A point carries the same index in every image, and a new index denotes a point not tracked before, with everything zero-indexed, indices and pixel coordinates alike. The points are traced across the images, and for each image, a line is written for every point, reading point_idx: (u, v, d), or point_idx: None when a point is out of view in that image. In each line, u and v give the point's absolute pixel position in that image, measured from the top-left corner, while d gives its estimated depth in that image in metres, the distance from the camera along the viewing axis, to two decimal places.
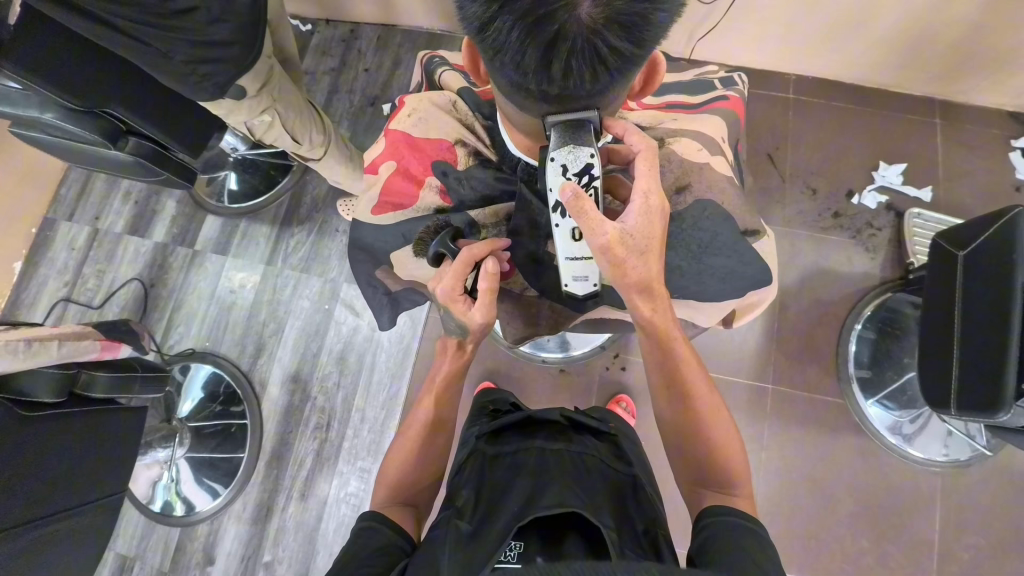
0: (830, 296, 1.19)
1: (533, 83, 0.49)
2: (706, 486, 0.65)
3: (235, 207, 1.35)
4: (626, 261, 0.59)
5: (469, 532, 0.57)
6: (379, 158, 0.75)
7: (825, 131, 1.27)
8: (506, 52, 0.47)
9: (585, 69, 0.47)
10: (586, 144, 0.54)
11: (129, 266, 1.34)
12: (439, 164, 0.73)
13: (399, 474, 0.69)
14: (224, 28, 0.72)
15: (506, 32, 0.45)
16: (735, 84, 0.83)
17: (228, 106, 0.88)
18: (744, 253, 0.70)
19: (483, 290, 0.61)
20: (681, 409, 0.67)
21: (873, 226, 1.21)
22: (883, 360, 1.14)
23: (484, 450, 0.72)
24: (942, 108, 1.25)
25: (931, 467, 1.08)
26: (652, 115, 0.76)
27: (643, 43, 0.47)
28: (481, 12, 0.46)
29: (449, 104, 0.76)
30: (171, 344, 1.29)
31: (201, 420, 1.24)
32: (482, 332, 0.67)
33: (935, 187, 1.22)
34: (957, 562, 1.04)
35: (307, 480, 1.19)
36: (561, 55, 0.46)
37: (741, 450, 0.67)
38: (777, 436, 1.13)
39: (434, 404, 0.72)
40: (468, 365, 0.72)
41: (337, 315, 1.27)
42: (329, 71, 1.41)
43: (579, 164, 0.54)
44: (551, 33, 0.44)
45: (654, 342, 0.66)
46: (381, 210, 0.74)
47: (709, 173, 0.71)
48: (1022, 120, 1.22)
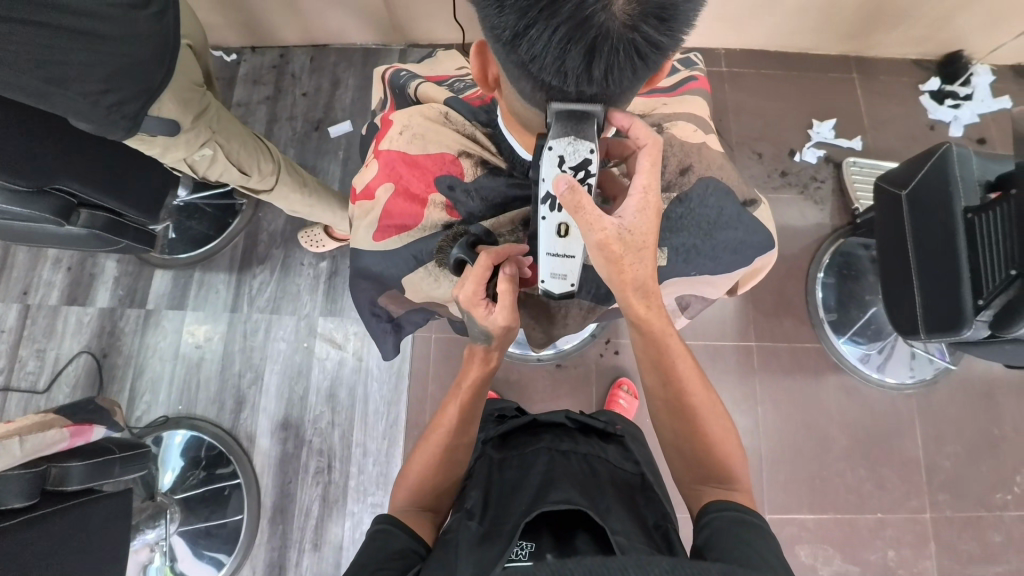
0: (792, 250, 1.27)
1: (571, 85, 0.49)
2: (707, 482, 0.63)
3: (186, 256, 1.25)
4: (623, 257, 0.59)
5: (480, 533, 0.56)
6: (375, 182, 0.73)
7: (760, 97, 1.35)
8: (543, 60, 0.46)
9: (624, 67, 0.47)
10: (586, 137, 0.53)
11: (73, 340, 1.21)
12: (444, 178, 0.72)
13: (424, 476, 0.63)
14: (135, 51, 0.67)
15: (545, 38, 0.45)
16: (694, 64, 0.86)
17: (164, 143, 0.81)
18: (748, 224, 0.73)
19: (504, 291, 0.62)
20: (678, 406, 0.65)
21: (817, 179, 1.30)
22: (847, 301, 1.23)
23: (492, 455, 0.72)
24: (857, 63, 1.36)
25: (904, 390, 1.18)
26: (644, 103, 0.78)
27: (678, 31, 0.47)
28: (517, 24, 0.45)
29: (441, 116, 0.74)
30: (139, 415, 1.18)
31: (188, 489, 1.14)
32: (505, 339, 0.65)
33: (863, 136, 1.33)
34: (942, 471, 1.14)
35: (317, 528, 1.13)
36: (602, 55, 0.46)
37: (739, 449, 0.66)
38: (768, 389, 1.19)
39: (460, 412, 0.64)
40: (493, 375, 0.66)
41: (319, 352, 1.21)
42: (265, 100, 1.35)
43: (577, 158, 0.53)
44: (592, 35, 0.44)
45: (648, 340, 0.65)
46: (384, 234, 0.72)
47: (708, 151, 0.74)
48: (925, 66, 1.35)
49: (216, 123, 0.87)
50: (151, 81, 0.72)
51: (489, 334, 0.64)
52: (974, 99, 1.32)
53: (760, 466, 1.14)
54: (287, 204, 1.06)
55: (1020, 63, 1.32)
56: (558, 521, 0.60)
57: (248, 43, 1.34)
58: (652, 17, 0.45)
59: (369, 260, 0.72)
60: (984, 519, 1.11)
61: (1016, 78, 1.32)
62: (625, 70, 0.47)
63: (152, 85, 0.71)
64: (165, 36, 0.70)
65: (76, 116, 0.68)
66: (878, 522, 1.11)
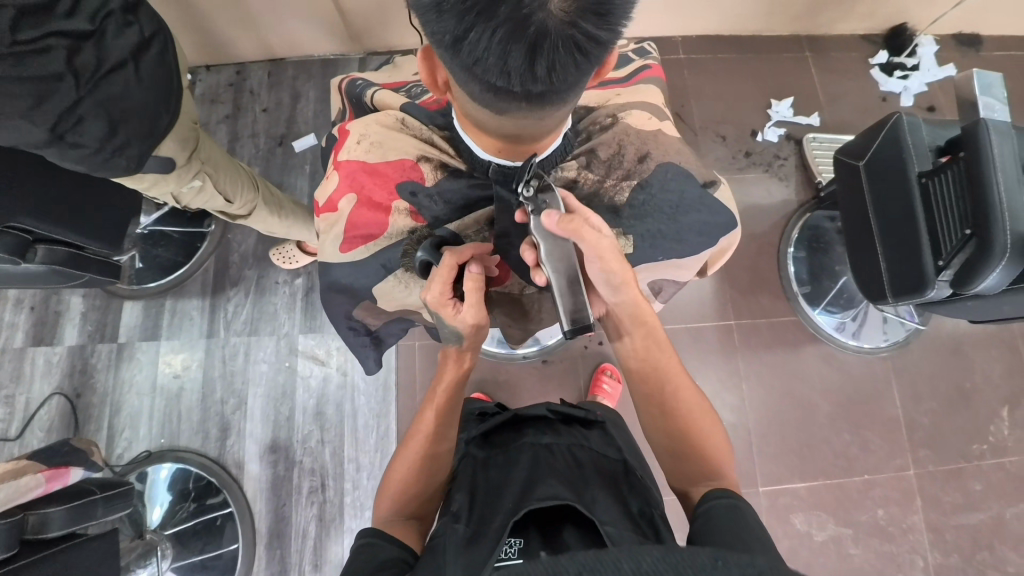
0: (763, 227, 1.30)
1: (515, 86, 0.48)
2: (699, 482, 0.64)
3: (156, 285, 1.22)
4: (624, 265, 0.63)
5: (468, 536, 0.56)
6: (337, 194, 0.72)
7: (719, 81, 1.37)
8: (487, 63, 0.46)
9: (566, 64, 0.47)
10: (558, 189, 0.59)
11: (44, 382, 1.17)
12: (405, 184, 0.71)
13: (405, 484, 0.64)
14: (141, 103, 0.70)
15: (484, 40, 0.44)
16: (648, 53, 0.88)
17: (153, 179, 0.81)
18: (710, 206, 0.75)
19: (471, 290, 0.60)
20: (672, 408, 0.68)
21: (781, 157, 1.33)
22: (819, 272, 1.26)
23: (477, 455, 0.72)
24: (809, 41, 1.40)
25: (879, 353, 1.22)
26: (597, 94, 0.79)
27: (618, 25, 0.46)
28: (456, 28, 0.45)
29: (398, 122, 0.74)
30: (120, 453, 1.15)
31: (179, 522, 1.12)
32: (477, 337, 0.65)
33: (821, 112, 1.37)
34: (921, 428, 1.18)
35: (315, 548, 1.11)
36: (544, 54, 0.45)
37: (729, 453, 0.67)
38: (750, 365, 1.21)
39: (438, 418, 0.65)
40: (469, 375, 0.68)
41: (302, 370, 1.19)
42: (224, 119, 1.32)
43: (560, 202, 0.58)
44: (530, 34, 0.44)
45: (647, 347, 0.70)
46: (350, 245, 0.71)
47: (665, 138, 0.76)
48: (873, 40, 1.40)
49: (210, 158, 0.87)
50: (155, 124, 0.73)
51: (460, 334, 0.64)
52: (921, 68, 1.37)
53: (750, 440, 1.17)
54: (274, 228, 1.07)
55: (960, 32, 1.38)
56: (546, 519, 0.60)
57: (202, 62, 1.31)
58: (590, 12, 0.44)
59: (344, 272, 0.71)
60: (964, 469, 1.16)
61: (957, 45, 1.38)
62: (569, 67, 0.46)
63: (156, 131, 0.73)
64: (162, 80, 0.73)
65: (79, 162, 0.69)
66: (866, 483, 1.15)
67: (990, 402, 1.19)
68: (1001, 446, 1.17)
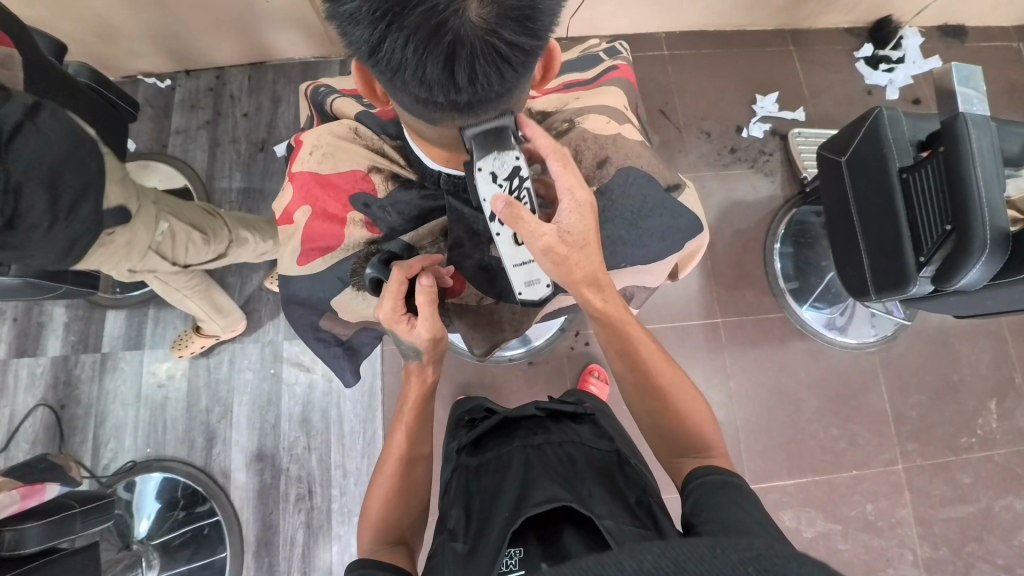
0: (748, 224, 1.29)
1: (440, 96, 0.47)
2: (685, 455, 0.63)
3: (140, 294, 1.21)
4: (569, 256, 0.60)
5: (465, 551, 0.55)
6: (292, 206, 0.72)
7: (703, 77, 1.36)
8: (407, 71, 0.46)
9: (489, 72, 0.46)
10: (509, 148, 0.55)
11: (28, 393, 1.16)
12: (358, 195, 0.71)
13: (385, 509, 0.61)
14: (63, 159, 0.66)
15: (400, 49, 0.44)
16: (619, 52, 0.87)
17: (125, 241, 0.81)
18: (673, 209, 0.73)
19: (422, 303, 0.59)
20: (648, 390, 0.65)
21: (765, 152, 1.33)
22: (805, 268, 1.26)
23: (467, 465, 0.71)
24: (793, 36, 1.39)
25: (867, 348, 1.21)
26: (556, 99, 0.78)
27: (541, 33, 0.46)
28: (369, 36, 0.44)
29: (351, 132, 0.73)
30: (106, 464, 1.14)
31: (167, 532, 1.11)
32: (437, 353, 0.64)
33: (806, 106, 1.36)
34: (908, 422, 1.18)
35: (305, 555, 1.11)
36: (462, 63, 0.44)
37: (712, 419, 0.66)
38: (738, 361, 1.21)
39: (408, 436, 0.64)
40: (434, 388, 0.66)
41: (286, 377, 1.19)
42: (204, 125, 1.30)
43: (507, 168, 0.55)
44: (447, 42, 0.43)
45: (611, 333, 0.66)
46: (308, 258, 0.70)
47: (624, 141, 0.74)
48: (857, 33, 1.39)
49: (158, 199, 0.87)
50: (88, 173, 0.70)
51: (419, 349, 0.63)
52: (906, 61, 1.36)
53: (738, 437, 1.17)
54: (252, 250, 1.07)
55: (945, 23, 1.37)
56: (543, 522, 0.57)
57: (180, 68, 1.30)
58: (508, 20, 0.44)
59: (315, 280, 0.70)
60: (952, 462, 1.15)
61: (941, 37, 1.38)
62: (490, 76, 0.46)
63: (93, 175, 0.70)
64: (70, 129, 0.68)
65: (52, 241, 0.68)
66: (855, 479, 1.15)
67: (979, 393, 1.19)
68: (989, 438, 1.17)
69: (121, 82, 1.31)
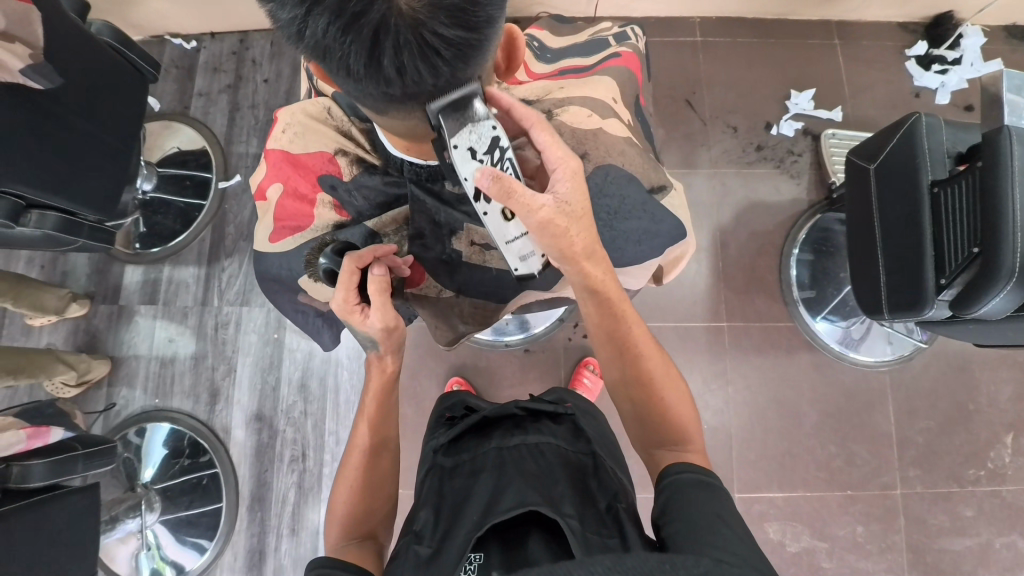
0: (767, 227, 1.23)
1: (370, 87, 0.46)
2: (659, 446, 0.63)
3: (155, 252, 1.25)
4: (569, 229, 0.58)
5: (428, 555, 0.56)
6: (265, 182, 0.73)
7: (736, 68, 1.29)
8: (332, 55, 0.44)
9: (419, 65, 0.44)
10: (482, 117, 0.50)
11: (51, 336, 1.23)
12: (325, 177, 0.70)
13: (350, 505, 0.63)
14: None
15: (324, 34, 0.43)
16: (629, 39, 0.82)
17: None
18: (655, 213, 0.71)
19: (375, 293, 0.60)
20: (633, 376, 0.64)
21: (794, 152, 1.26)
22: (822, 278, 1.20)
23: (443, 464, 0.69)
24: (839, 28, 1.30)
25: (880, 366, 1.16)
26: (541, 86, 0.75)
27: (478, 27, 0.44)
28: (295, 16, 0.43)
29: (324, 110, 0.72)
30: (117, 410, 1.21)
31: (169, 478, 1.17)
32: (394, 342, 0.64)
33: (844, 106, 1.27)
34: (914, 447, 1.13)
35: (294, 513, 1.16)
36: (387, 49, 0.43)
37: (695, 414, 0.65)
38: (738, 368, 1.18)
39: (371, 428, 0.65)
40: (394, 378, 0.66)
41: (288, 343, 1.22)
42: (225, 89, 1.32)
43: (486, 142, 0.50)
44: (370, 29, 0.42)
45: (604, 312, 0.65)
46: (279, 235, 0.71)
47: (604, 137, 0.69)
48: (911, 30, 1.29)
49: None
50: None
51: (374, 339, 0.63)
52: (962, 63, 1.25)
53: (731, 443, 1.14)
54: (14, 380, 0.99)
55: (1013, 24, 1.25)
56: (508, 526, 0.58)
57: (206, 29, 1.30)
58: (440, 15, 0.42)
59: (294, 255, 0.70)
60: (955, 493, 1.10)
61: (1008, 38, 1.25)
62: (418, 68, 0.44)
63: None
64: None
65: None
66: (848, 499, 1.11)
67: (994, 426, 1.13)
68: (999, 473, 1.11)
69: (149, 41, 1.33)
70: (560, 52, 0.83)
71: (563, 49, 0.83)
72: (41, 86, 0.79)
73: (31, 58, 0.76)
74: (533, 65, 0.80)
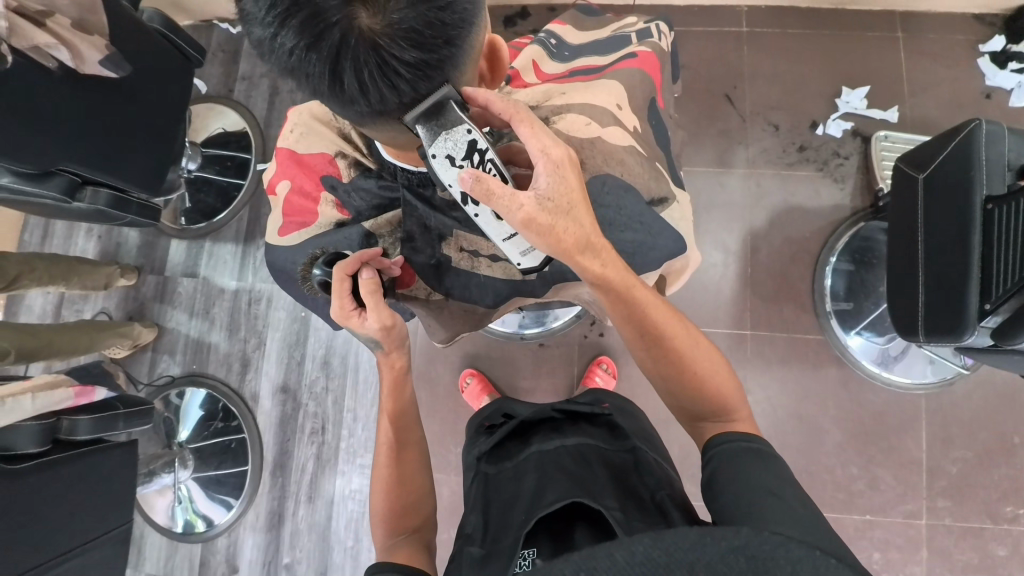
0: (802, 233, 1.17)
1: (340, 103, 0.49)
2: (704, 419, 0.62)
3: (198, 228, 1.33)
4: (555, 225, 0.55)
5: (480, 556, 0.57)
6: (275, 179, 0.76)
7: (783, 62, 1.21)
8: (299, 73, 0.47)
9: (379, 84, 0.46)
10: (457, 124, 0.50)
11: (105, 301, 1.34)
12: (327, 178, 0.73)
13: (387, 503, 0.66)
14: None
15: (291, 54, 0.46)
16: (652, 37, 0.78)
17: None
18: (652, 225, 0.69)
19: (367, 296, 0.61)
20: (663, 356, 0.62)
21: (839, 155, 1.18)
22: (859, 290, 1.13)
23: (489, 473, 0.70)
24: (904, 19, 1.19)
25: (915, 389, 1.09)
26: (545, 90, 0.74)
27: (437, 49, 0.46)
28: (264, 34, 0.46)
29: (328, 114, 0.74)
30: (159, 373, 1.31)
31: (201, 439, 1.27)
32: (394, 339, 0.66)
33: (901, 106, 1.17)
34: (945, 476, 1.06)
35: (312, 483, 1.22)
36: (347, 68, 0.45)
37: (730, 377, 0.63)
38: (759, 378, 1.14)
39: (392, 425, 0.69)
40: (405, 372, 0.69)
41: (314, 322, 1.28)
42: (266, 74, 1.36)
43: (462, 147, 0.51)
44: (331, 51, 0.44)
45: (615, 300, 0.61)
46: (287, 230, 0.74)
47: (602, 145, 0.67)
48: (987, 22, 1.17)
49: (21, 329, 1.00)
50: None
51: (374, 339, 0.65)
52: None
53: None
54: (77, 352, 1.11)
55: None
56: (555, 521, 0.59)
57: None
58: (399, 36, 0.44)
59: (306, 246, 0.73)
60: (986, 530, 1.04)
61: None
62: (379, 87, 0.46)
63: None
64: None
65: None
66: (866, 524, 1.06)
67: None
68: None
69: (199, 25, 1.39)
70: (578, 49, 0.81)
71: (582, 46, 0.81)
72: (115, 73, 0.84)
73: (107, 48, 0.81)
74: (545, 64, 0.79)
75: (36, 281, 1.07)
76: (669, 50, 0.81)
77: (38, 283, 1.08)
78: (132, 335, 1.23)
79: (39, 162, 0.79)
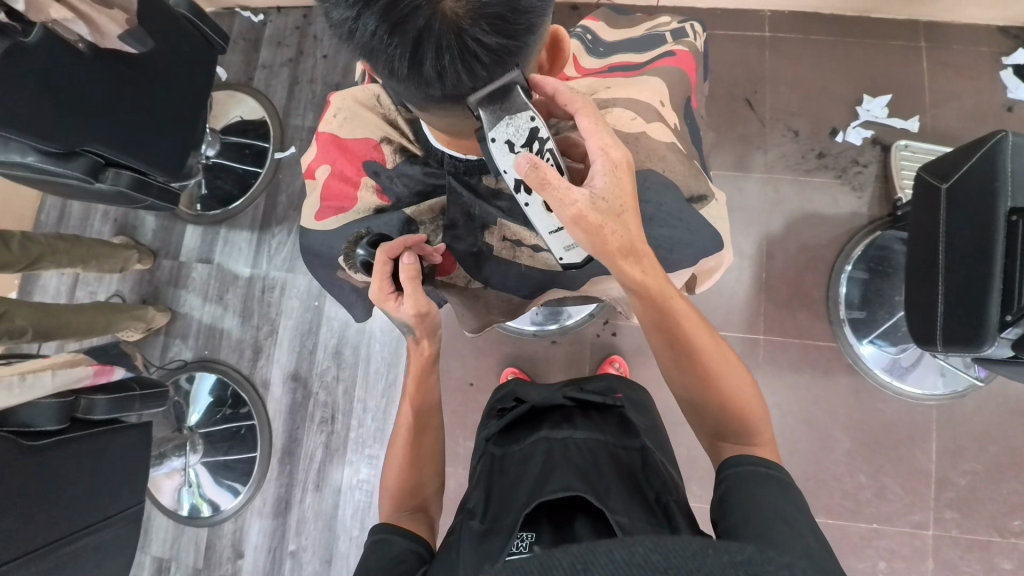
0: (818, 240, 1.17)
1: (416, 86, 0.49)
2: (725, 438, 0.62)
3: (215, 214, 1.33)
4: (603, 225, 0.56)
5: (481, 530, 0.57)
6: (314, 163, 0.76)
7: (805, 68, 1.22)
8: (378, 55, 0.48)
9: (458, 69, 0.47)
10: (521, 109, 0.51)
11: (119, 284, 1.34)
12: (370, 164, 0.73)
13: (398, 482, 0.67)
14: None
15: (371, 36, 0.46)
16: (687, 36, 0.79)
17: None
18: (687, 222, 0.70)
19: (406, 281, 0.62)
20: (690, 367, 0.62)
21: (859, 163, 1.18)
22: (874, 299, 1.13)
23: (495, 453, 0.72)
24: (927, 29, 1.19)
25: (927, 400, 1.09)
26: (589, 83, 0.74)
27: (517, 35, 0.46)
28: (346, 15, 0.46)
29: (373, 99, 0.75)
30: (171, 357, 1.32)
31: (212, 424, 1.27)
32: (427, 326, 0.66)
33: (921, 116, 1.17)
34: (955, 488, 1.06)
35: (320, 471, 1.23)
36: (429, 51, 0.46)
37: (758, 400, 0.63)
38: (771, 383, 1.14)
39: (413, 408, 0.69)
40: (434, 358, 0.70)
41: (328, 311, 1.28)
42: (286, 63, 1.37)
43: (524, 133, 0.53)
44: (414, 35, 0.45)
45: (649, 305, 0.62)
46: (325, 214, 0.75)
47: (646, 141, 0.68)
48: (1011, 35, 1.17)
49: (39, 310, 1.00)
50: None
51: (409, 324, 0.65)
52: None
53: None
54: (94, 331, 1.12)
55: None
56: (556, 508, 0.59)
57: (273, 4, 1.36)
58: (482, 19, 0.45)
59: (335, 234, 0.74)
60: (994, 543, 1.04)
61: None
62: (457, 70, 0.47)
63: None
64: None
65: None
66: (873, 532, 1.07)
67: None
68: None
69: (222, 13, 1.40)
70: (612, 45, 0.81)
71: (616, 43, 0.82)
72: (138, 49, 0.84)
73: (128, 23, 0.80)
74: (583, 59, 0.79)
75: (57, 263, 1.08)
76: (702, 49, 0.82)
77: (60, 265, 1.09)
78: (148, 318, 1.25)
79: (61, 141, 0.79)
